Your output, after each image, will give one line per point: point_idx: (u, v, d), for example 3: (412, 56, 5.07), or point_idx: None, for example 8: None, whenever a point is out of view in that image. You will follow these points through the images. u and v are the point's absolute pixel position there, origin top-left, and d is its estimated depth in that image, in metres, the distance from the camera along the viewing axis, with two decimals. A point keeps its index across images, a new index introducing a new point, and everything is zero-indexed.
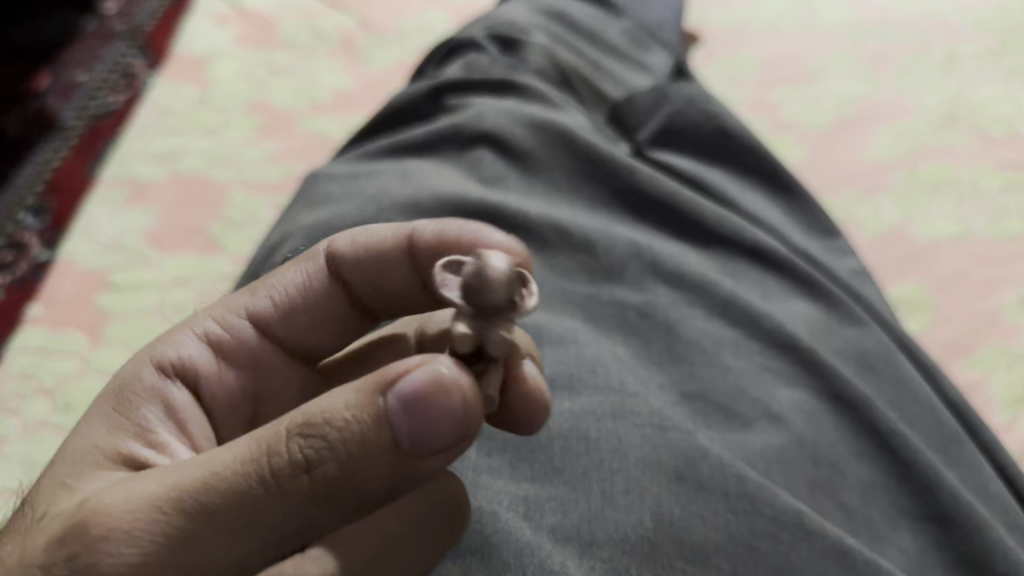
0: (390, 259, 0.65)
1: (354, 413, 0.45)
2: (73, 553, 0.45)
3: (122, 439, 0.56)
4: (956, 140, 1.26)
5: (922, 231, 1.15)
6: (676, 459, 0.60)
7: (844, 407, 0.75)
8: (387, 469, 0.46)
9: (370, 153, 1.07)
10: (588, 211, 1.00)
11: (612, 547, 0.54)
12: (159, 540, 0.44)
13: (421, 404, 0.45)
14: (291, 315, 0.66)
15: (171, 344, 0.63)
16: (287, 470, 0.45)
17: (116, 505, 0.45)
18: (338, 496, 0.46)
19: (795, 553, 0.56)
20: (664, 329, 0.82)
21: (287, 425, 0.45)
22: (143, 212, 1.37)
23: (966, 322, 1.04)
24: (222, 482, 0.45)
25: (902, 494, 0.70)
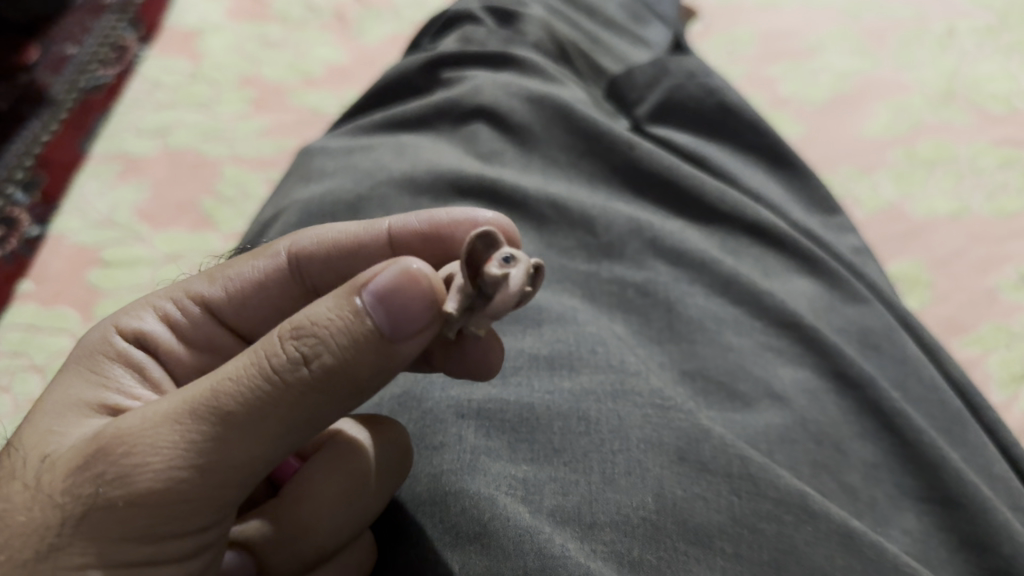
0: (368, 251, 0.65)
1: (337, 310, 0.49)
2: (97, 473, 0.47)
3: (105, 393, 0.56)
4: (955, 116, 1.24)
5: (920, 208, 1.13)
6: (678, 440, 0.59)
7: (847, 386, 0.74)
8: (379, 355, 0.49)
9: (363, 127, 1.05)
10: (587, 186, 0.98)
11: (613, 530, 0.53)
12: (182, 446, 0.47)
13: (397, 293, 0.49)
14: (247, 309, 0.64)
15: (133, 318, 0.62)
16: (288, 366, 0.48)
17: (132, 425, 0.48)
18: (335, 384, 0.49)
19: (800, 535, 0.55)
20: (664, 308, 0.80)
21: (279, 331, 0.49)
22: (135, 186, 1.35)
23: (963, 299, 1.03)
24: (231, 389, 0.48)
25: (906, 475, 0.69)
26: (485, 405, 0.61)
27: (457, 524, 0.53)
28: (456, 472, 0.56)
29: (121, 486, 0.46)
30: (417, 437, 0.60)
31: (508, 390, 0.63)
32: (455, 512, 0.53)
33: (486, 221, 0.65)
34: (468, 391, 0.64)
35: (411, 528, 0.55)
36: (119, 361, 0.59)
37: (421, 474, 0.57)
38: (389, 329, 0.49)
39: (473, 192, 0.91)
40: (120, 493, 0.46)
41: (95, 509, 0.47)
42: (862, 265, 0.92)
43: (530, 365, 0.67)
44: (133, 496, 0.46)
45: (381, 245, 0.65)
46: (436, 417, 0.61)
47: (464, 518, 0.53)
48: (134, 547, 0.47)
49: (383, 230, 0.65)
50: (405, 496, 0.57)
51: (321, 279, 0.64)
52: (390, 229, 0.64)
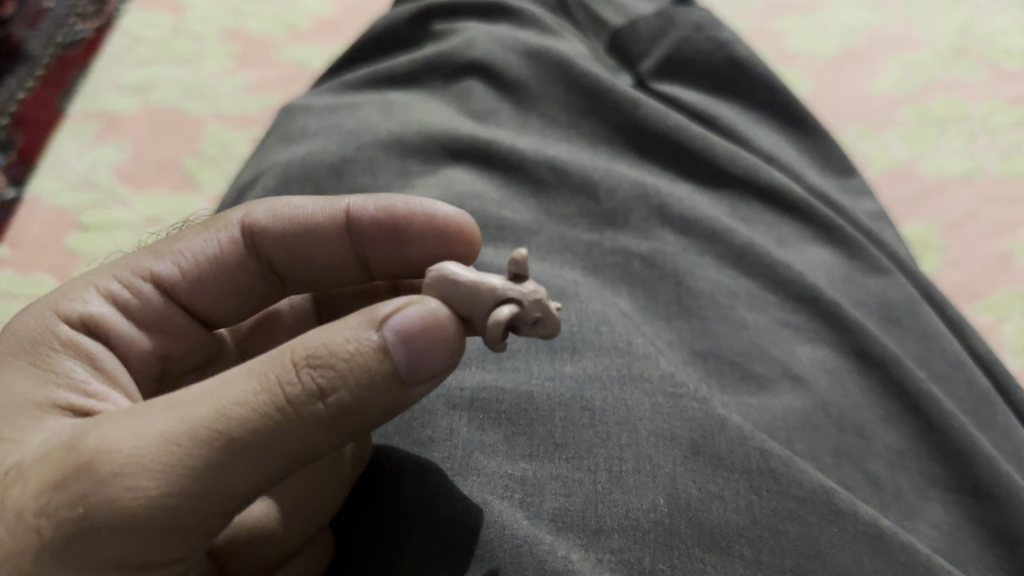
0: (321, 231, 0.61)
1: (359, 341, 0.43)
2: (82, 494, 0.40)
3: (53, 390, 0.49)
4: (967, 73, 1.17)
5: (931, 168, 1.06)
6: (691, 432, 0.54)
7: (871, 366, 0.69)
8: (392, 399, 0.45)
9: (349, 82, 0.98)
10: (589, 147, 0.92)
11: (622, 537, 0.47)
12: (178, 472, 0.40)
13: (423, 333, 0.45)
14: (201, 286, 0.59)
15: (77, 301, 0.54)
16: (302, 398, 0.42)
17: (122, 440, 0.41)
18: (347, 423, 0.44)
19: (825, 537, 0.50)
20: (673, 281, 0.75)
21: (292, 355, 0.43)
22: (115, 146, 1.27)
23: (977, 264, 0.97)
24: (238, 413, 0.41)
25: (933, 461, 0.64)
26: (479, 394, 0.56)
27: (446, 531, 0.48)
28: (446, 473, 0.50)
29: (109, 511, 0.40)
30: (403, 432, 0.56)
31: (506, 376, 0.58)
32: (445, 518, 0.48)
33: (441, 214, 0.59)
34: (460, 378, 0.58)
35: (392, 536, 0.50)
36: (67, 351, 0.52)
37: (407, 470, 0.52)
38: (408, 371, 0.44)
39: (467, 155, 0.86)
40: (106, 519, 0.40)
41: (78, 534, 0.40)
42: (880, 231, 0.86)
43: (528, 348, 0.62)
44: (122, 522, 0.40)
45: (337, 226, 0.60)
46: (426, 409, 0.56)
47: (453, 525, 0.48)
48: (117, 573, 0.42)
49: (341, 208, 0.60)
50: (388, 496, 0.52)
51: (276, 253, 0.60)
52: (347, 209, 0.60)
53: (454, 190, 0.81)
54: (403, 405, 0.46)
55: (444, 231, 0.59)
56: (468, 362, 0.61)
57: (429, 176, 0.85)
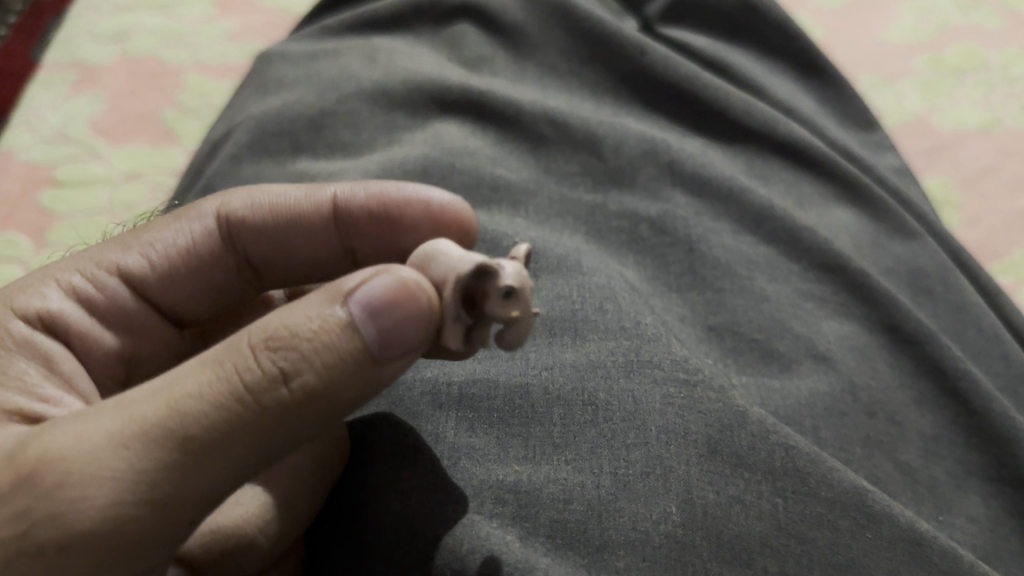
0: (307, 221, 0.54)
1: (324, 319, 0.36)
2: (25, 509, 0.35)
3: (3, 395, 0.43)
4: (986, 20, 1.04)
5: (947, 120, 0.94)
6: (708, 427, 0.47)
7: (902, 341, 0.63)
8: (371, 380, 0.37)
9: (329, 28, 0.89)
10: (591, 98, 0.84)
11: (629, 554, 0.41)
12: (127, 477, 0.34)
13: (396, 305, 0.36)
14: (173, 282, 0.52)
15: (35, 296, 0.48)
16: (261, 386, 0.35)
17: (65, 445, 0.35)
18: (320, 411, 0.36)
19: (857, 545, 0.44)
20: (684, 248, 0.68)
21: (249, 338, 0.36)
22: (92, 98, 1.16)
23: (998, 222, 0.85)
24: (191, 408, 0.35)
25: (971, 448, 0.58)
26: (468, 390, 0.49)
27: (425, 555, 0.41)
28: (427, 484, 0.44)
29: (54, 526, 0.34)
30: (380, 433, 0.48)
31: (498, 367, 0.51)
32: (426, 536, 0.42)
33: (439, 203, 0.52)
34: (448, 370, 0.52)
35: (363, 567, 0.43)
36: (21, 351, 0.46)
37: (383, 482, 0.45)
38: (380, 348, 0.36)
39: (459, 107, 0.78)
40: (53, 534, 0.34)
41: (25, 552, 0.35)
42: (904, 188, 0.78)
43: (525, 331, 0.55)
44: (71, 537, 0.34)
45: (325, 216, 0.54)
46: (408, 410, 0.49)
47: (435, 554, 0.41)
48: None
49: (329, 196, 0.54)
50: (361, 514, 0.45)
51: (256, 245, 0.53)
52: (335, 197, 0.54)
53: (445, 146, 0.74)
54: (387, 387, 0.39)
55: (443, 223, 0.52)
56: None
57: (416, 131, 0.77)
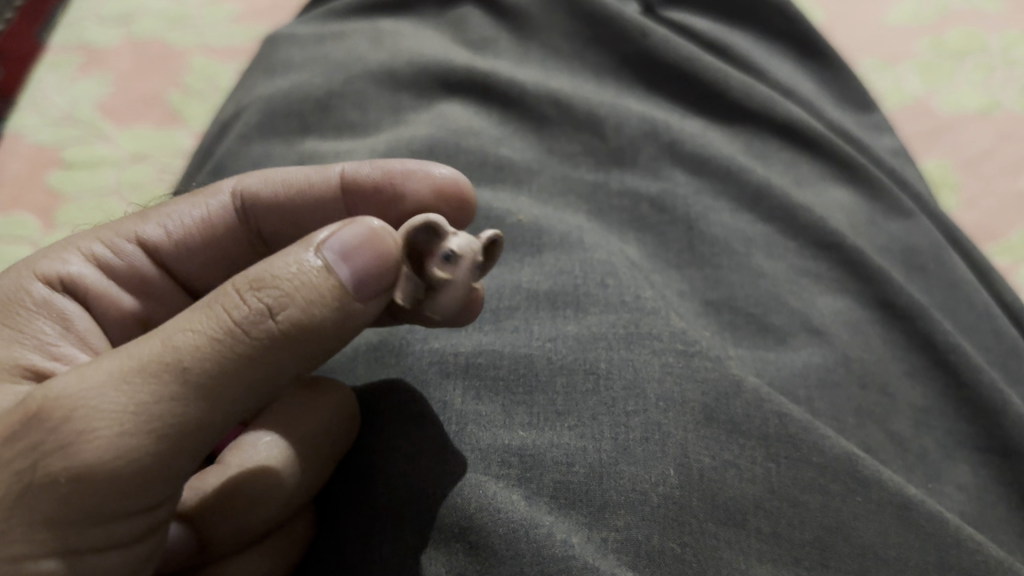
0: (316, 198, 0.57)
1: (301, 264, 0.40)
2: (34, 445, 0.36)
3: (19, 350, 0.46)
4: (987, 2, 1.04)
5: (947, 103, 0.95)
6: (704, 396, 0.49)
7: (895, 317, 0.64)
8: (349, 317, 0.42)
9: (335, 10, 0.90)
10: (593, 80, 0.85)
11: (629, 512, 0.43)
12: (132, 409, 0.36)
13: (366, 249, 0.42)
14: (189, 251, 0.56)
15: (55, 261, 0.51)
16: (250, 321, 0.39)
17: (69, 384, 0.37)
18: (302, 344, 0.40)
19: (847, 509, 0.46)
20: (684, 226, 0.70)
21: (233, 283, 0.40)
22: (98, 80, 1.17)
23: (996, 203, 0.86)
24: (187, 343, 0.38)
25: (961, 419, 0.60)
26: (474, 360, 0.51)
27: (437, 514, 0.44)
28: (439, 450, 0.46)
29: (66, 459, 0.36)
30: (393, 403, 0.51)
31: (503, 339, 0.54)
32: (436, 498, 0.44)
33: (441, 177, 0.55)
34: (456, 342, 0.54)
35: (378, 527, 0.45)
36: (41, 311, 0.49)
37: (398, 451, 0.48)
38: (355, 286, 0.41)
39: (464, 87, 0.80)
40: (65, 466, 0.36)
41: (34, 488, 0.36)
42: (901, 169, 0.79)
43: (529, 305, 0.57)
44: (80, 470, 0.36)
45: (331, 193, 0.57)
46: (418, 378, 0.51)
47: (443, 512, 0.44)
48: (85, 530, 0.37)
49: (335, 173, 0.56)
50: (375, 478, 0.48)
51: (271, 221, 0.57)
52: (341, 173, 0.56)
53: (450, 126, 0.75)
54: (356, 327, 0.43)
55: (443, 199, 0.56)
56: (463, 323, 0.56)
57: (421, 111, 0.79)
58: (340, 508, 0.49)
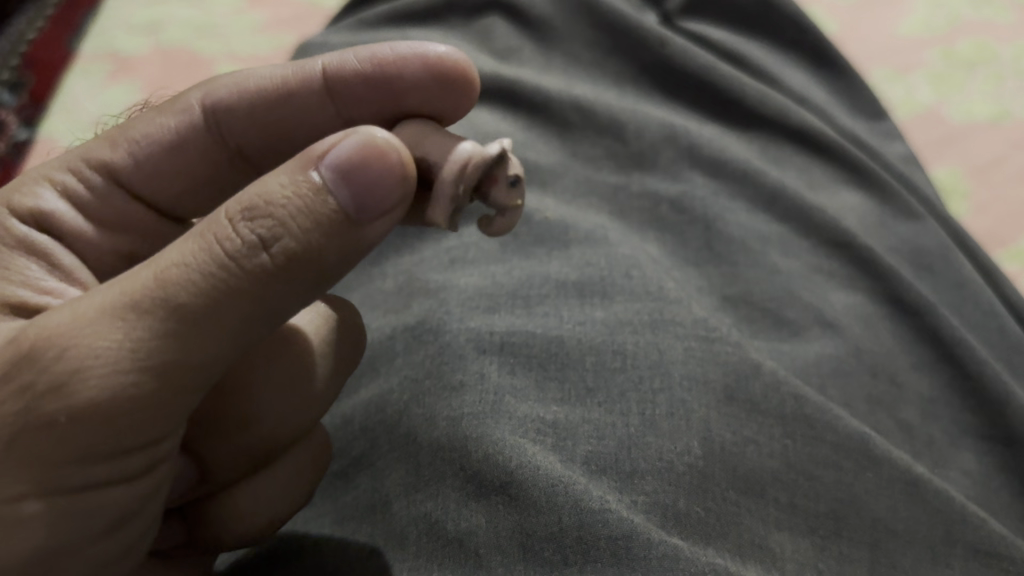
0: (299, 97, 0.55)
1: (296, 184, 0.37)
2: (26, 384, 0.37)
3: (10, 287, 0.48)
4: (998, 15, 1.07)
5: (958, 112, 0.98)
6: (725, 376, 0.53)
7: (904, 312, 0.67)
8: (349, 243, 0.39)
9: (367, 19, 0.95)
10: (614, 86, 0.89)
11: (657, 479, 0.46)
12: (125, 346, 0.36)
13: (366, 164, 0.38)
14: (160, 174, 0.55)
15: (28, 196, 0.52)
16: (243, 252, 0.37)
17: (63, 321, 0.37)
18: (300, 272, 0.38)
19: (859, 484, 0.50)
20: (702, 226, 0.74)
21: (227, 209, 0.38)
22: (128, 87, 1.17)
23: (1005, 209, 0.89)
24: (178, 276, 0.37)
25: (966, 410, 0.62)
26: (509, 339, 0.55)
27: (475, 477, 0.46)
28: (479, 415, 0.49)
29: (60, 398, 0.36)
30: (433, 376, 0.53)
31: (534, 321, 0.58)
32: (476, 458, 0.47)
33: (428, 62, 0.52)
34: (489, 322, 0.57)
35: (420, 486, 0.48)
36: (23, 251, 0.50)
37: (438, 417, 0.50)
38: (355, 208, 0.38)
39: (491, 94, 0.84)
40: (60, 407, 0.36)
41: (27, 428, 0.37)
42: (910, 173, 0.82)
43: (558, 294, 0.61)
44: (71, 409, 0.36)
45: (316, 90, 0.54)
46: (456, 352, 0.54)
47: (485, 468, 0.46)
48: (78, 468, 0.38)
49: (317, 70, 0.54)
50: (416, 442, 0.50)
51: (246, 131, 0.55)
52: (323, 71, 0.54)
53: (479, 130, 0.79)
54: (361, 250, 0.40)
55: (441, 79, 0.52)
56: (496, 307, 0.60)
57: None
58: (376, 472, 0.52)
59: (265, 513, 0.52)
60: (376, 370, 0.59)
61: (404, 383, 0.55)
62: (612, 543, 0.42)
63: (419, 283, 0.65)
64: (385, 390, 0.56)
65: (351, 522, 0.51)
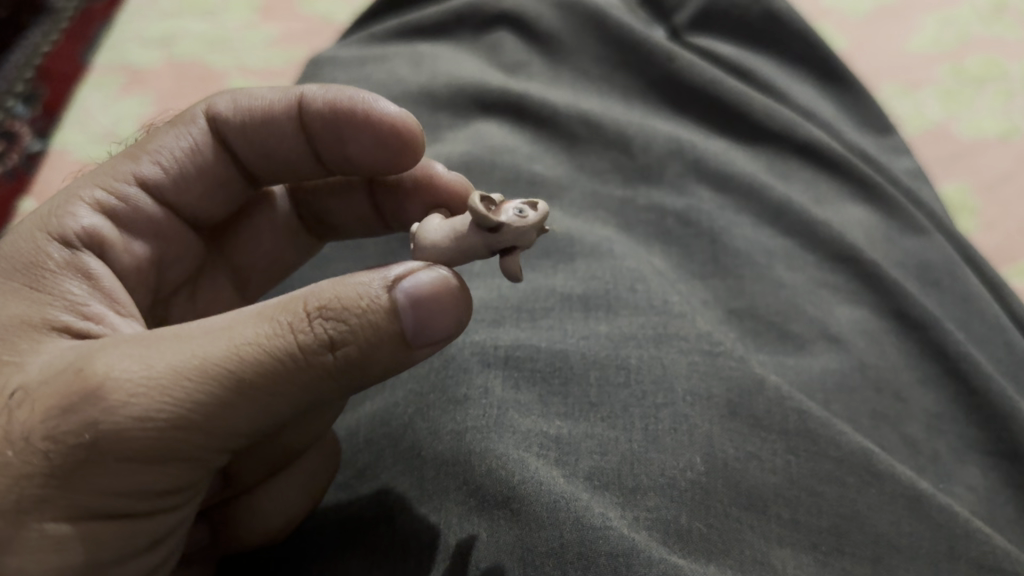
0: (277, 121, 0.59)
1: (372, 298, 0.41)
2: (88, 421, 0.37)
3: (51, 311, 0.45)
4: (1007, 31, 1.07)
5: (967, 128, 0.98)
6: (729, 392, 0.53)
7: (909, 327, 0.67)
8: (403, 358, 0.42)
9: (377, 34, 0.96)
10: (622, 101, 0.90)
11: (659, 494, 0.47)
12: (186, 407, 0.38)
13: (437, 297, 0.42)
14: (185, 184, 0.58)
15: (67, 217, 0.51)
16: (311, 350, 0.40)
17: (131, 369, 0.38)
18: (354, 377, 0.41)
19: (862, 500, 0.50)
20: (708, 239, 0.74)
21: (305, 303, 0.40)
22: (140, 99, 1.18)
23: (1013, 226, 0.89)
24: (248, 354, 0.39)
25: (971, 425, 0.62)
26: (513, 353, 0.55)
27: (484, 493, 0.47)
28: (482, 430, 0.49)
29: (116, 442, 0.37)
30: (438, 390, 0.54)
31: (539, 334, 0.58)
32: (479, 473, 0.47)
33: (387, 117, 0.57)
34: (494, 336, 0.58)
35: (425, 500, 0.49)
36: (71, 271, 0.49)
37: (443, 431, 0.51)
38: (414, 333, 0.41)
39: (499, 108, 0.84)
40: (115, 450, 0.38)
41: (82, 464, 0.38)
42: (917, 189, 0.82)
43: (563, 306, 0.62)
44: (129, 455, 0.38)
45: (291, 115, 0.59)
46: (460, 366, 0.55)
47: (489, 485, 0.47)
48: (118, 502, 0.40)
49: (296, 95, 0.59)
50: (420, 456, 0.51)
51: (243, 146, 0.60)
52: (301, 96, 0.59)
53: (487, 145, 0.80)
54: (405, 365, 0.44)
55: (389, 134, 0.57)
56: (502, 320, 0.60)
57: (457, 130, 0.83)
58: (381, 482, 0.52)
59: (285, 513, 0.54)
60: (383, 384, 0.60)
61: (409, 397, 0.56)
62: (613, 559, 0.42)
63: None
64: (390, 404, 0.57)
65: (350, 536, 0.51)
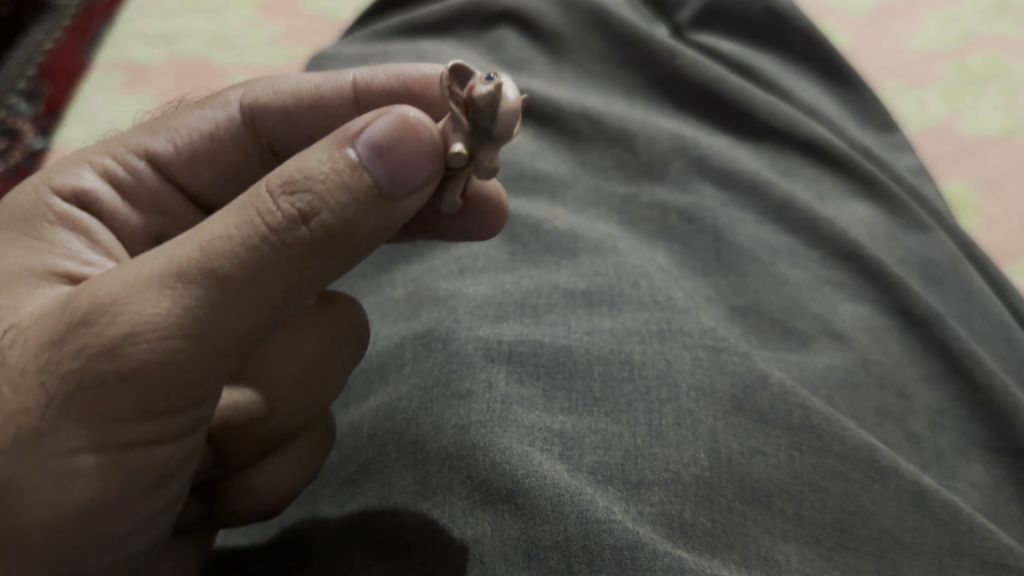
0: (327, 104, 0.59)
1: (336, 160, 0.40)
2: (80, 347, 0.38)
3: (48, 256, 0.48)
4: (1011, 29, 1.07)
5: (969, 126, 0.98)
6: (733, 387, 0.53)
7: (912, 323, 0.67)
8: (383, 216, 0.42)
9: (380, 32, 0.96)
10: (624, 99, 0.90)
11: (663, 489, 0.47)
12: (174, 312, 0.39)
13: (398, 141, 0.41)
14: (198, 164, 0.58)
15: (70, 177, 0.53)
16: (284, 226, 0.39)
17: (113, 289, 0.39)
18: (338, 245, 0.41)
19: (866, 495, 0.50)
20: (711, 236, 0.74)
21: (268, 184, 0.40)
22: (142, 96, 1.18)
23: (1016, 224, 0.89)
24: (221, 247, 0.39)
25: (974, 422, 0.62)
26: (517, 348, 0.56)
27: (487, 485, 0.47)
28: (486, 424, 0.49)
29: (112, 360, 0.38)
30: (441, 385, 0.53)
31: (544, 330, 0.58)
32: (483, 467, 0.47)
33: None
34: (498, 331, 0.58)
35: (428, 494, 0.49)
36: (61, 222, 0.51)
37: (446, 426, 0.50)
38: (389, 184, 0.41)
39: None
40: (110, 369, 0.38)
41: (82, 391, 0.39)
42: (919, 185, 0.82)
43: (567, 303, 0.62)
44: (125, 371, 0.38)
45: (344, 98, 0.59)
46: (464, 360, 0.55)
47: (495, 477, 0.47)
48: (128, 428, 0.40)
49: (347, 81, 0.59)
50: (422, 450, 0.51)
51: (279, 129, 0.59)
52: (354, 81, 0.59)
53: None
54: (389, 228, 0.43)
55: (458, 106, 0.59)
56: (505, 315, 0.60)
57: None
58: (385, 478, 0.52)
59: (277, 492, 0.55)
60: (383, 382, 0.60)
61: (414, 391, 0.55)
62: (618, 552, 0.42)
63: (428, 292, 0.65)
64: (394, 398, 0.56)
65: (356, 528, 0.51)
